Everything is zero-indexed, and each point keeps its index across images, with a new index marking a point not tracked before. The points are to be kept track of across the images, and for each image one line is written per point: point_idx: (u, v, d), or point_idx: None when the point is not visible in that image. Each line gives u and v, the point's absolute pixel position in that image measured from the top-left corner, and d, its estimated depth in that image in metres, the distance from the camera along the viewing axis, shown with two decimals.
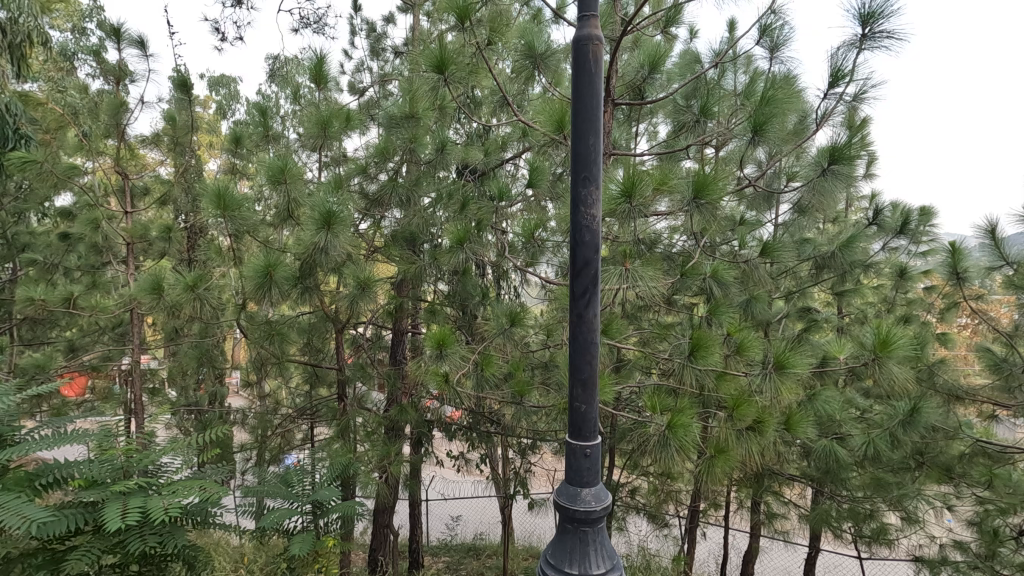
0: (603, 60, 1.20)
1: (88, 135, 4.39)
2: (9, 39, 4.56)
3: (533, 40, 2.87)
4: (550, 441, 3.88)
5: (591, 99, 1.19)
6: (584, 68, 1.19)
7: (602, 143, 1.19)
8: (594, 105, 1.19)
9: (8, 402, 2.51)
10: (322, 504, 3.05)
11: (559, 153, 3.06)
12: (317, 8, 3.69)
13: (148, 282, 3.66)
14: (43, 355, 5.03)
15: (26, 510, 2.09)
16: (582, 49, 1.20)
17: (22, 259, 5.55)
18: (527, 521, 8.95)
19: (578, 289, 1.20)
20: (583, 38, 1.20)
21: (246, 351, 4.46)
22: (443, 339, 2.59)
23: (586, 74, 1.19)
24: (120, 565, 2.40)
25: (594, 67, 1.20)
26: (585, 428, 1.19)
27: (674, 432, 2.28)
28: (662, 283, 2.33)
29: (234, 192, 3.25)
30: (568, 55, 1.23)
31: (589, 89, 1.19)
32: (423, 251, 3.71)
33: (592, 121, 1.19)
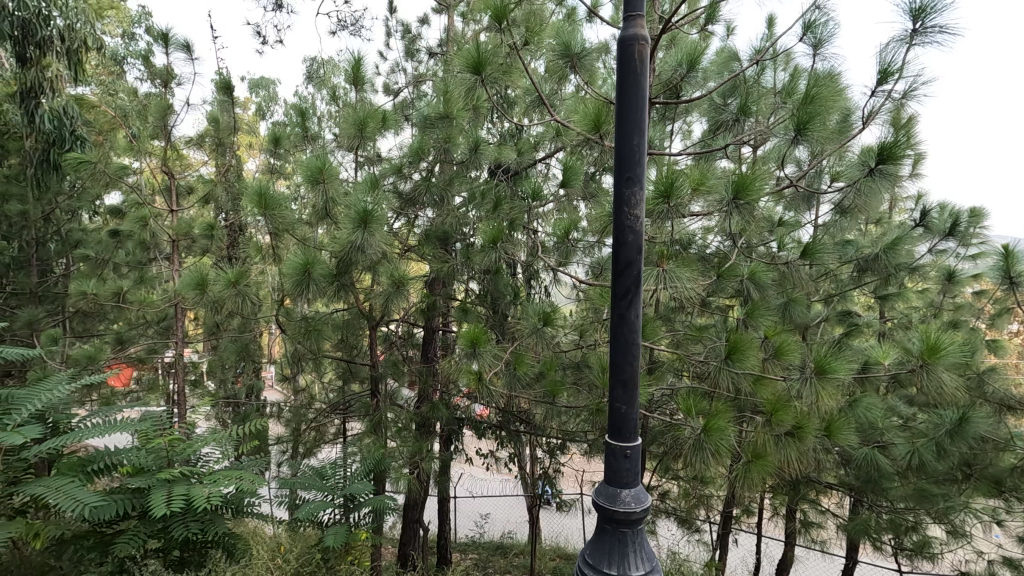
0: (649, 59, 1.19)
1: (137, 136, 4.58)
2: (67, 45, 4.79)
3: (568, 39, 2.85)
4: (580, 442, 3.87)
5: (635, 100, 1.18)
6: (629, 68, 1.18)
7: (647, 142, 1.18)
8: (640, 104, 1.18)
9: (62, 391, 2.63)
10: (354, 498, 3.11)
11: (593, 153, 3.04)
12: (354, 10, 3.76)
13: (192, 278, 3.80)
14: (94, 346, 5.27)
15: (78, 495, 2.19)
16: (627, 50, 1.19)
17: (75, 254, 5.82)
18: (555, 521, 8.94)
19: (620, 290, 1.19)
20: (629, 38, 1.19)
21: (283, 346, 4.58)
22: (476, 337, 2.61)
23: (631, 74, 1.18)
24: (164, 550, 2.50)
25: (639, 66, 1.19)
26: (625, 430, 1.19)
27: (710, 436, 2.24)
28: (698, 285, 2.30)
29: (274, 192, 3.35)
30: (613, 56, 1.22)
31: (633, 89, 1.18)
32: (455, 250, 3.75)
33: (637, 122, 1.18)
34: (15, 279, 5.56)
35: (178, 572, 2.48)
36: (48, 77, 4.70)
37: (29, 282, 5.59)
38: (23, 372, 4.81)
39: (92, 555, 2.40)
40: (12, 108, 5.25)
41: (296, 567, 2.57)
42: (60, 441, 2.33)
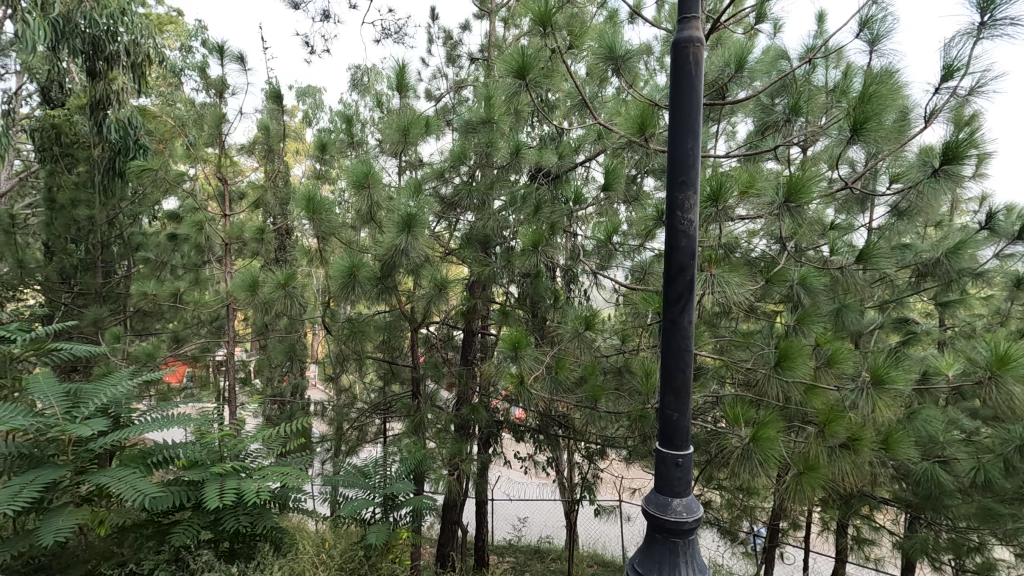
0: (703, 61, 1.16)
1: (194, 144, 4.81)
2: (132, 59, 5.08)
3: (613, 42, 2.83)
4: (620, 448, 3.82)
5: (689, 102, 1.16)
6: (683, 70, 1.17)
7: (701, 146, 1.15)
8: (694, 106, 1.16)
9: (125, 386, 2.78)
10: (394, 498, 3.16)
11: (636, 156, 3.00)
12: (398, 18, 3.84)
13: (244, 280, 3.96)
14: (152, 344, 5.54)
15: (139, 485, 2.31)
16: (682, 52, 1.17)
17: (136, 257, 6.14)
18: (593, 527, 8.84)
19: (673, 295, 1.18)
20: (683, 40, 1.17)
21: (327, 346, 4.70)
22: (517, 341, 2.63)
23: (685, 76, 1.16)
24: (216, 542, 2.60)
25: (693, 68, 1.16)
26: (676, 437, 1.16)
27: (759, 446, 2.16)
28: (747, 290, 2.24)
29: (322, 197, 3.45)
30: (666, 59, 1.20)
31: (687, 91, 1.16)
32: (495, 253, 3.77)
33: (691, 123, 1.16)
34: (82, 279, 5.86)
35: (229, 563, 2.57)
36: (115, 89, 4.99)
37: (94, 282, 5.89)
38: (89, 368, 5.10)
39: (150, 544, 2.52)
40: (82, 119, 5.59)
41: (338, 564, 2.65)
42: (123, 434, 2.46)
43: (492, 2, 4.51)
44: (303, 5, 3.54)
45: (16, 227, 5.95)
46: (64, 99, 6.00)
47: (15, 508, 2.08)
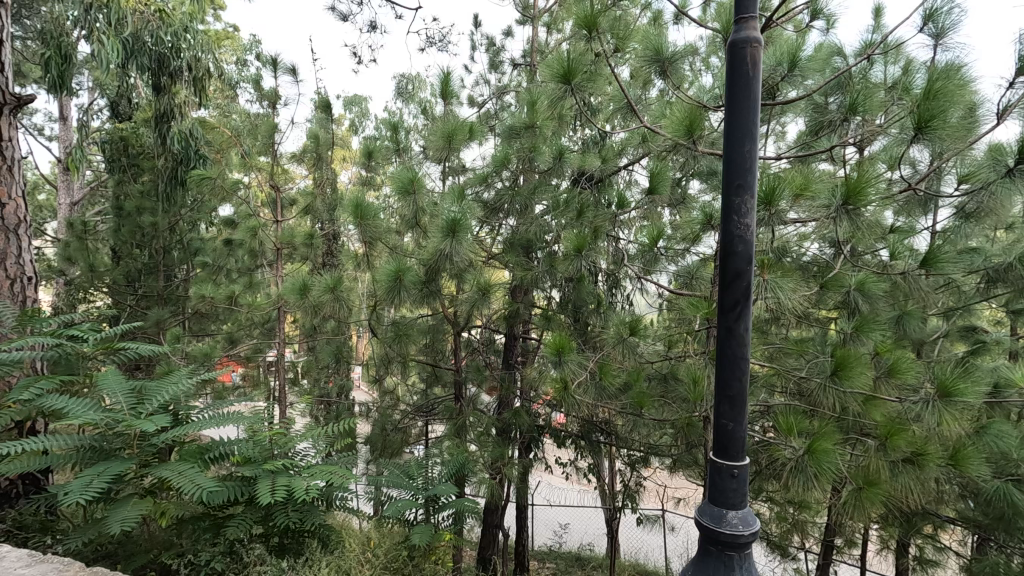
0: (761, 62, 1.13)
1: (249, 153, 5.02)
2: (194, 74, 5.36)
3: (660, 43, 2.79)
4: (664, 456, 3.75)
5: (746, 104, 1.13)
6: (740, 70, 1.14)
7: (759, 149, 1.12)
8: (750, 107, 1.13)
9: (184, 385, 2.93)
10: (437, 499, 3.20)
11: (682, 159, 2.95)
12: (443, 27, 3.90)
13: (295, 284, 4.10)
14: (209, 344, 5.79)
15: (198, 479, 2.42)
16: (738, 52, 1.14)
17: (194, 262, 6.44)
18: (635, 536, 8.68)
19: (727, 303, 1.15)
20: (740, 41, 1.14)
21: (372, 349, 4.80)
22: (561, 345, 2.62)
23: (742, 78, 1.14)
24: (267, 537, 2.69)
25: (751, 70, 1.14)
26: (731, 448, 1.13)
27: (815, 459, 2.06)
28: (801, 296, 2.16)
29: (369, 203, 3.54)
30: (721, 61, 1.18)
31: (745, 93, 1.13)
32: (538, 258, 3.77)
33: (748, 126, 1.13)
34: (146, 283, 6.16)
35: (279, 557, 2.66)
36: (178, 102, 5.27)
37: (157, 285, 6.19)
38: (151, 367, 5.38)
39: (206, 536, 2.63)
40: (147, 131, 5.92)
41: (383, 562, 2.74)
42: (183, 430, 2.58)
43: (534, 8, 4.52)
44: (352, 17, 3.64)
45: (87, 233, 6.35)
46: (131, 112, 6.37)
47: (86, 497, 2.23)
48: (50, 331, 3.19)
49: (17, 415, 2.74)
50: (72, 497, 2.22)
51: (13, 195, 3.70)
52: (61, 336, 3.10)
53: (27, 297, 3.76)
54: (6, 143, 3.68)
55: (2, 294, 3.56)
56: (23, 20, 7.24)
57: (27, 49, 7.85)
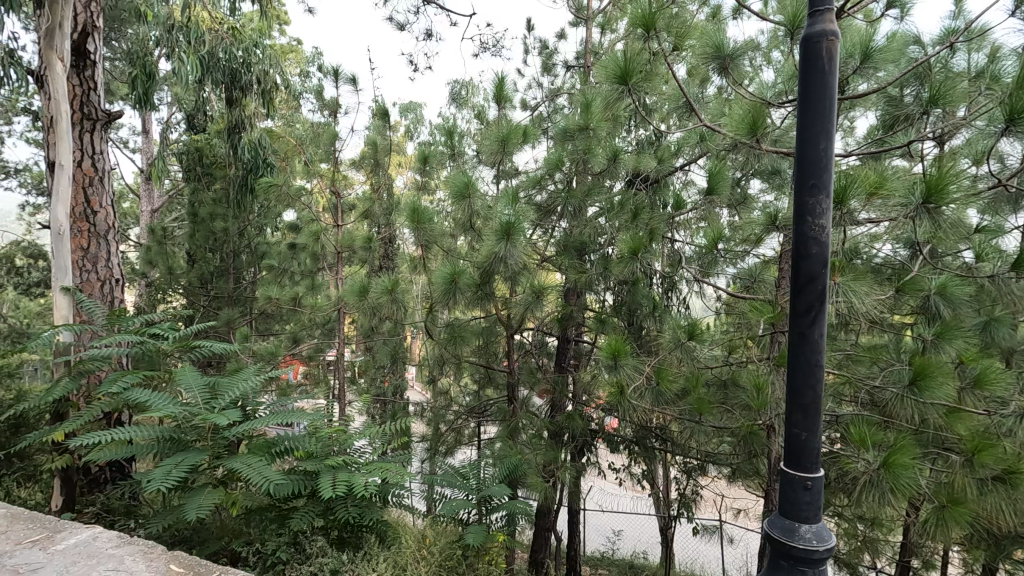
0: (838, 56, 1.09)
1: (312, 160, 5.25)
2: (262, 86, 5.64)
3: (721, 39, 2.70)
4: (722, 466, 3.63)
5: (822, 100, 1.09)
6: (815, 65, 1.09)
7: (836, 146, 1.07)
8: (827, 103, 1.08)
9: (253, 381, 3.09)
10: (489, 500, 3.25)
11: (744, 158, 2.85)
12: (496, 32, 3.93)
13: (354, 286, 4.24)
14: (274, 343, 6.09)
15: (266, 472, 2.54)
16: (812, 48, 1.10)
17: (261, 265, 6.78)
18: (690, 546, 8.44)
19: (801, 307, 1.10)
20: (814, 35, 1.10)
21: (427, 350, 4.89)
22: (617, 349, 2.59)
23: (817, 73, 1.09)
24: (328, 530, 2.80)
25: (827, 65, 1.09)
26: (804, 458, 1.08)
27: (892, 473, 1.94)
28: (876, 300, 2.04)
29: (425, 207, 3.62)
30: (795, 56, 1.14)
31: (821, 89, 1.08)
32: (592, 260, 3.74)
33: (825, 123, 1.08)
34: (217, 285, 6.53)
35: (340, 550, 2.76)
36: (247, 114, 5.57)
37: (227, 287, 6.56)
38: (223, 364, 5.71)
39: (272, 526, 2.76)
40: (220, 142, 6.28)
41: (438, 560, 2.79)
42: (252, 425, 2.72)
43: (588, 9, 4.49)
44: (408, 26, 3.74)
45: (166, 238, 6.80)
46: (205, 124, 6.78)
47: (167, 484, 2.38)
48: (134, 330, 3.44)
49: (106, 407, 2.97)
50: (155, 484, 2.38)
51: (104, 204, 4.02)
52: (144, 334, 3.33)
53: (115, 298, 4.07)
54: (99, 156, 4.00)
55: (94, 295, 3.87)
56: (112, 42, 7.85)
57: (115, 68, 8.49)
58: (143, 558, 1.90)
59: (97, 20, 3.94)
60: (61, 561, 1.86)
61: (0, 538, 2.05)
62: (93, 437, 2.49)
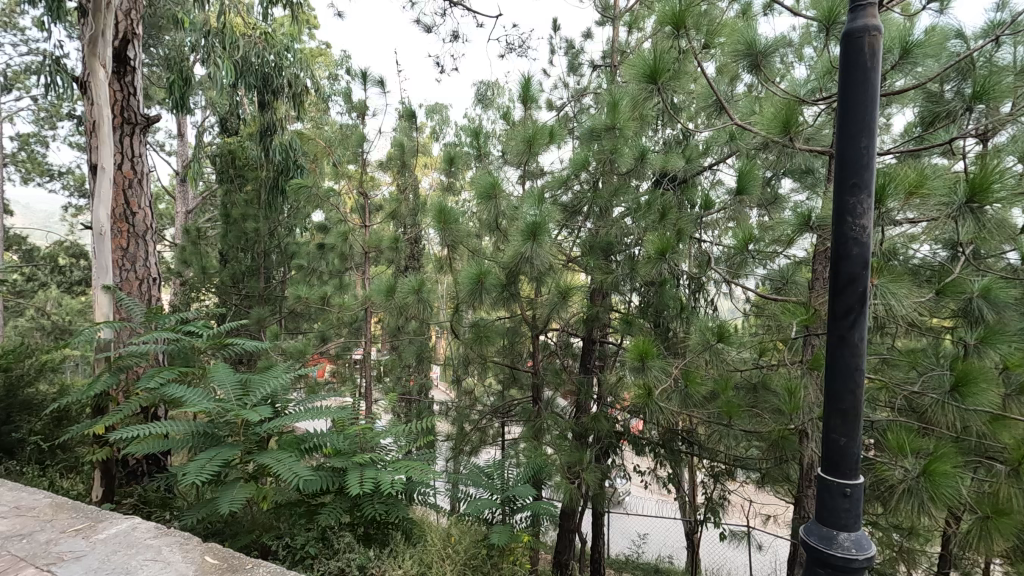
0: (881, 52, 1.06)
1: (341, 162, 5.33)
2: (293, 90, 5.76)
3: (753, 36, 2.65)
4: (751, 471, 3.56)
5: (864, 98, 1.06)
6: (856, 62, 1.07)
7: (877, 145, 1.05)
8: (869, 101, 1.05)
9: (284, 379, 3.15)
10: (513, 500, 3.27)
11: (775, 157, 2.80)
12: (523, 32, 3.94)
13: (382, 286, 4.30)
14: (303, 341, 6.21)
15: (296, 468, 2.59)
16: (853, 44, 1.07)
17: (291, 265, 6.91)
18: (717, 552, 8.31)
19: (840, 309, 1.08)
20: (857, 30, 1.07)
21: (453, 349, 4.93)
22: (645, 351, 2.57)
23: (858, 70, 1.06)
24: (355, 526, 2.84)
25: (869, 61, 1.06)
26: (843, 464, 1.06)
27: (932, 482, 1.88)
28: (916, 302, 1.98)
29: (452, 208, 3.64)
30: (835, 52, 1.11)
31: (862, 86, 1.06)
32: (618, 260, 3.72)
33: (866, 121, 1.05)
34: (248, 283, 6.69)
35: (366, 547, 2.79)
36: (279, 117, 5.69)
37: (258, 286, 6.71)
38: (254, 361, 5.84)
39: (301, 521, 2.81)
40: (251, 144, 6.43)
41: (464, 559, 2.81)
42: (282, 421, 2.78)
43: (615, 8, 4.46)
44: (436, 28, 3.77)
45: (200, 239, 6.99)
46: (238, 127, 6.95)
47: (201, 478, 2.45)
48: (171, 327, 3.55)
49: (144, 402, 3.06)
50: (191, 478, 2.45)
51: (143, 205, 4.16)
52: (180, 331, 3.43)
53: (152, 296, 4.20)
54: (138, 159, 4.13)
55: (133, 293, 4.01)
56: (151, 48, 8.12)
57: (153, 74, 8.77)
58: (179, 550, 1.95)
59: (136, 27, 4.07)
60: (101, 550, 1.92)
61: (46, 526, 2.13)
62: (132, 431, 2.57)
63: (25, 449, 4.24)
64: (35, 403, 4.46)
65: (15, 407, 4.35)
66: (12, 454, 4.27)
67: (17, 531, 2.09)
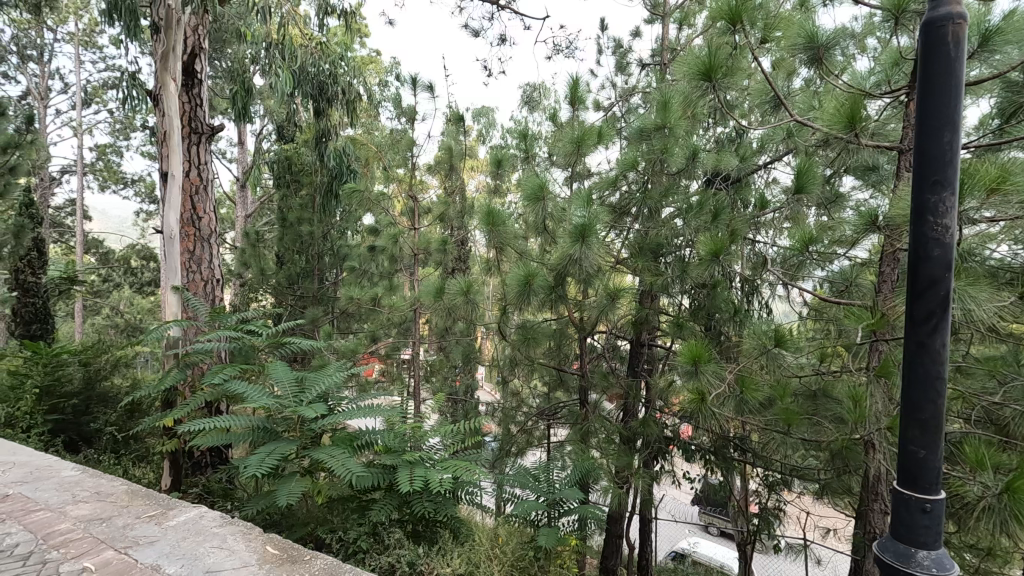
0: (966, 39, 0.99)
1: (391, 166, 5.46)
2: (346, 97, 5.94)
3: (814, 28, 2.54)
4: (809, 482, 3.41)
5: (947, 89, 1.00)
6: (938, 51, 1.01)
7: (962, 139, 0.98)
8: (952, 92, 0.99)
9: (337, 377, 3.24)
10: (559, 505, 3.29)
11: (838, 155, 2.67)
12: (570, 33, 3.93)
13: (431, 287, 4.38)
14: (355, 341, 6.39)
15: (349, 464, 2.65)
16: (936, 32, 1.01)
17: (343, 266, 7.12)
18: (772, 565, 8.00)
19: (920, 314, 1.02)
20: (939, 18, 1.01)
21: (499, 350, 4.95)
22: (697, 354, 2.52)
23: (940, 60, 1.01)
24: (405, 523, 2.89)
25: (953, 49, 1.00)
26: (922, 478, 1.00)
27: (1015, 500, 1.74)
28: (998, 306, 1.84)
29: (500, 210, 3.67)
30: (914, 41, 1.05)
31: (945, 76, 1.00)
32: (668, 262, 3.64)
33: (949, 115, 0.99)
34: (303, 285, 6.93)
35: (415, 543, 2.84)
36: (333, 124, 5.88)
37: (313, 287, 6.94)
38: (308, 360, 6.06)
39: (353, 516, 2.89)
40: (307, 151, 6.68)
41: (511, 560, 2.82)
42: (336, 418, 2.86)
43: (664, 5, 4.39)
44: (483, 33, 3.82)
45: (259, 242, 7.30)
46: (294, 134, 7.23)
47: (261, 470, 2.55)
48: (233, 326, 3.72)
49: (209, 396, 3.22)
50: (252, 470, 2.56)
51: (208, 210, 4.39)
52: (241, 330, 3.59)
53: (216, 296, 4.43)
54: (204, 166, 4.37)
55: (199, 293, 4.23)
56: (216, 62, 8.56)
57: (217, 86, 9.24)
58: (243, 539, 2.05)
59: (203, 42, 4.31)
60: (173, 536, 2.04)
61: (124, 511, 2.27)
62: (199, 424, 2.71)
63: (102, 438, 4.58)
64: (111, 396, 4.80)
65: (93, 399, 4.71)
66: (90, 443, 4.64)
67: (98, 515, 2.24)
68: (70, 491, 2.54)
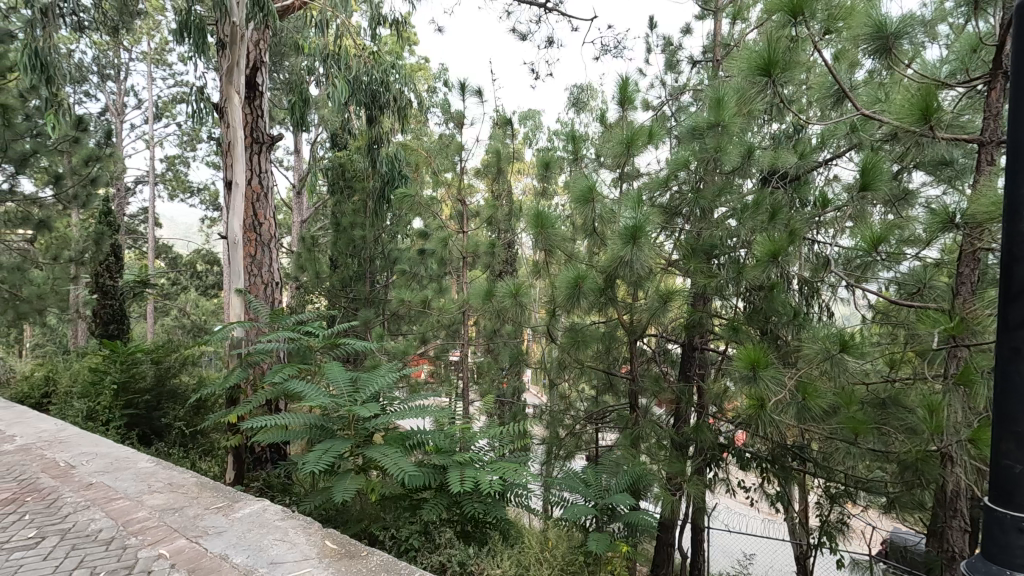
0: None
1: (440, 170, 5.55)
2: (398, 104, 6.10)
3: (882, 17, 2.41)
4: (876, 495, 3.23)
5: None
6: None
7: None
8: None
9: (390, 378, 3.31)
10: (609, 510, 3.26)
11: (909, 149, 2.52)
12: (618, 33, 3.90)
13: (480, 290, 4.43)
14: (404, 342, 6.52)
15: (402, 463, 2.70)
16: None
17: (393, 269, 7.28)
18: None
19: (1015, 318, 0.94)
20: None
21: (547, 353, 4.94)
22: (756, 359, 2.43)
23: None
24: (455, 522, 2.92)
25: None
26: (1018, 495, 0.93)
27: None
28: None
29: (549, 212, 3.67)
30: (1005, 26, 0.98)
31: None
32: (721, 263, 3.54)
33: None
34: (356, 287, 7.14)
35: (466, 543, 2.87)
36: (385, 131, 6.04)
37: (365, 289, 7.14)
38: (360, 360, 6.23)
39: (406, 514, 2.95)
40: (360, 157, 6.88)
41: (561, 564, 2.82)
42: (388, 418, 2.92)
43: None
44: (530, 36, 3.86)
45: (314, 246, 7.57)
46: (347, 141, 7.47)
47: (319, 467, 2.64)
48: (291, 327, 3.87)
49: (269, 394, 3.36)
50: (310, 467, 2.65)
51: (269, 216, 4.57)
52: (299, 331, 3.72)
53: (276, 298, 4.61)
54: (265, 174, 4.56)
55: (260, 296, 4.42)
56: (275, 74, 8.96)
57: (276, 97, 9.66)
58: (304, 533, 2.12)
59: (264, 56, 4.52)
60: (239, 528, 2.14)
61: (194, 502, 2.40)
62: (261, 420, 2.83)
63: (172, 432, 4.86)
64: (180, 392, 5.09)
65: (164, 395, 5.01)
66: (161, 436, 4.93)
67: (172, 505, 2.38)
68: (146, 481, 2.70)
